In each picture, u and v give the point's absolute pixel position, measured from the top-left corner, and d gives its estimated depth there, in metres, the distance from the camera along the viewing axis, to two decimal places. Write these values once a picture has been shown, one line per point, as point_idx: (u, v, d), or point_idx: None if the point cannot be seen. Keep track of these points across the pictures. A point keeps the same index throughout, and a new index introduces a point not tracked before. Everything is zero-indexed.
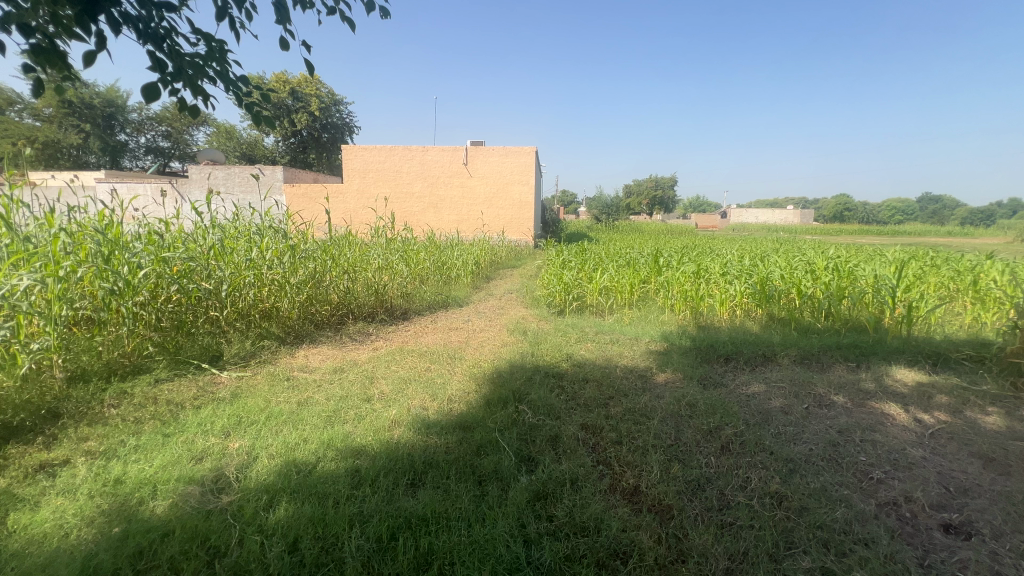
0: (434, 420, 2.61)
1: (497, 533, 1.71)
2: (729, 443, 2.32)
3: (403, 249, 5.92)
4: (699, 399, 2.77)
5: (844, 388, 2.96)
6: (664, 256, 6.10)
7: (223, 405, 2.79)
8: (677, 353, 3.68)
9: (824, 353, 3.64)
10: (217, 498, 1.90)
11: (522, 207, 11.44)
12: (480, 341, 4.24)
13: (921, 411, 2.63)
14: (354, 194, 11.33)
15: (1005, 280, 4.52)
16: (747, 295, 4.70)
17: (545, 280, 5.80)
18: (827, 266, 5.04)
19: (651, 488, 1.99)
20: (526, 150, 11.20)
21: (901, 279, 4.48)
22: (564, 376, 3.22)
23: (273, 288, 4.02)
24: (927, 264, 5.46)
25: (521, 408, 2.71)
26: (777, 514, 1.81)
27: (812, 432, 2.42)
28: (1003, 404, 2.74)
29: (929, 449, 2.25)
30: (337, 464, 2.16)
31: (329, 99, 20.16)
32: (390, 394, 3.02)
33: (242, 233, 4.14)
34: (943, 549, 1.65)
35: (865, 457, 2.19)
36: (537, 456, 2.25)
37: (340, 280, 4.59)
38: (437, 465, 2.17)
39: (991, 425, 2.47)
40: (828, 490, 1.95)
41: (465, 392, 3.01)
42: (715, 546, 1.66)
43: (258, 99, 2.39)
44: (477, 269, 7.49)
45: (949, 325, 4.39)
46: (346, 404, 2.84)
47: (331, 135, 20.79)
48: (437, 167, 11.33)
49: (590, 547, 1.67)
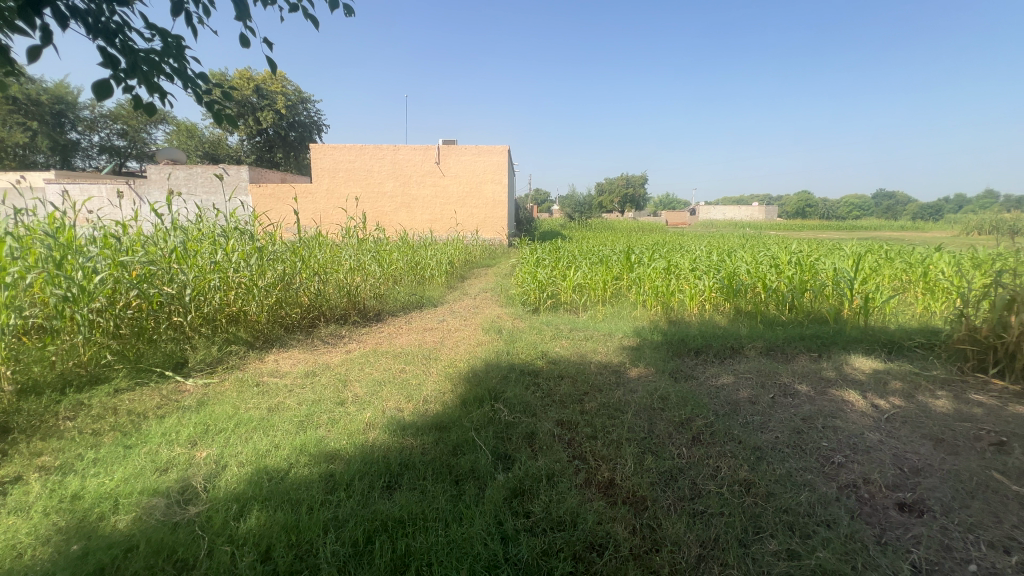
0: (410, 421, 2.59)
1: (473, 532, 1.71)
2: (699, 434, 2.39)
3: (375, 250, 5.85)
4: (671, 392, 2.84)
5: (807, 377, 3.09)
6: (635, 252, 6.20)
7: (188, 414, 2.69)
8: (649, 348, 3.75)
9: (789, 344, 3.79)
10: (184, 509, 1.83)
11: (495, 206, 11.45)
12: (455, 341, 4.22)
13: (877, 397, 2.77)
14: (324, 194, 11.10)
15: (952, 271, 4.80)
16: (715, 290, 4.84)
17: (520, 279, 5.82)
18: (790, 260, 5.24)
19: (626, 480, 2.03)
20: (498, 149, 11.21)
21: (858, 272, 4.70)
22: (539, 373, 3.24)
23: (240, 292, 3.90)
24: (882, 256, 5.73)
25: (497, 407, 2.72)
26: (746, 501, 1.87)
27: (777, 421, 2.51)
28: (952, 388, 2.91)
29: (885, 433, 2.37)
30: (311, 469, 2.12)
31: (296, 97, 19.69)
32: (364, 396, 2.98)
33: (206, 236, 4.00)
34: (898, 527, 1.74)
35: (827, 442, 2.29)
36: (513, 453, 2.26)
37: (312, 282, 4.49)
38: (414, 466, 2.15)
39: (941, 408, 2.62)
40: (793, 475, 2.03)
41: (440, 393, 2.99)
42: (687, 534, 1.71)
43: (219, 97, 2.32)
44: (451, 269, 7.45)
45: (902, 314, 4.63)
46: (319, 408, 2.79)
47: (298, 134, 20.30)
48: (409, 166, 11.20)
49: (567, 540, 1.69)
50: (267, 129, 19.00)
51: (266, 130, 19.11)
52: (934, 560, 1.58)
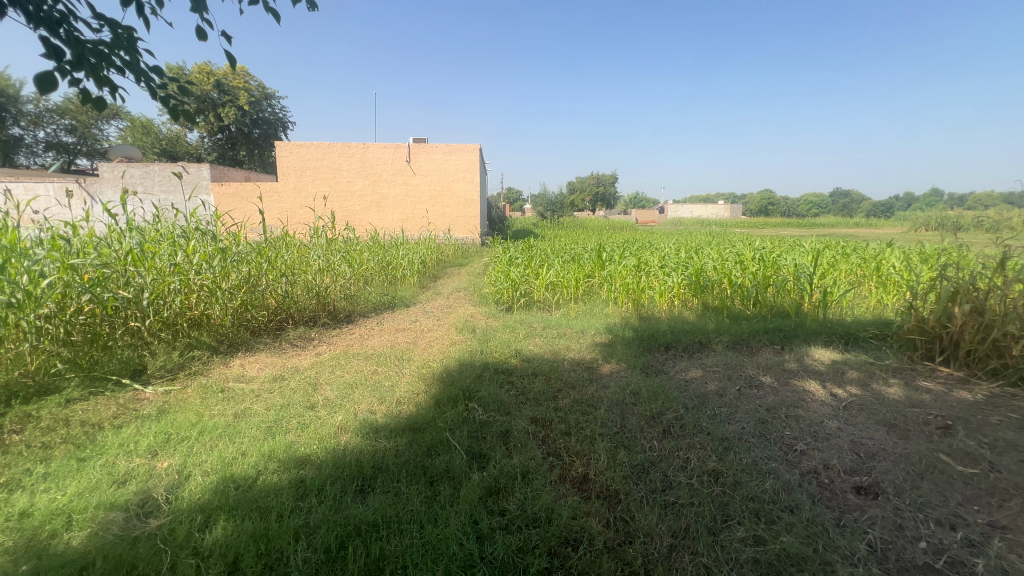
0: (382, 423, 2.55)
1: (449, 532, 1.71)
2: (670, 427, 2.45)
3: (345, 250, 5.73)
4: (642, 387, 2.90)
5: (771, 369, 3.21)
6: (606, 250, 6.29)
7: (148, 423, 2.58)
8: (621, 344, 3.82)
9: (754, 337, 3.92)
10: (145, 523, 1.75)
11: (468, 204, 11.40)
12: (428, 341, 4.18)
13: (835, 386, 2.91)
14: (291, 193, 10.82)
15: (902, 265, 5.07)
16: (683, 286, 4.97)
17: (493, 278, 5.81)
18: (754, 256, 5.43)
19: (599, 475, 2.06)
20: (470, 147, 11.17)
21: (817, 267, 4.91)
22: (513, 371, 3.25)
23: (203, 295, 3.75)
24: (839, 252, 5.99)
25: (471, 406, 2.72)
26: (714, 490, 1.93)
27: (743, 412, 2.60)
28: (903, 375, 3.08)
29: (843, 420, 2.48)
30: (281, 475, 2.07)
31: (260, 93, 19.09)
32: (335, 399, 2.92)
33: (164, 237, 3.84)
34: (855, 509, 1.83)
35: (790, 431, 2.38)
36: (487, 452, 2.26)
37: (279, 283, 4.37)
38: (387, 468, 2.13)
39: (893, 395, 2.77)
40: (758, 464, 2.10)
41: (414, 394, 2.96)
42: (659, 525, 1.75)
43: (175, 92, 2.23)
44: (423, 269, 7.39)
45: (857, 307, 4.86)
46: (287, 413, 2.72)
47: (263, 131, 19.67)
48: (379, 165, 11.02)
49: (542, 536, 1.71)
50: (229, 126, 18.34)
51: (228, 126, 18.44)
52: (888, 539, 1.67)
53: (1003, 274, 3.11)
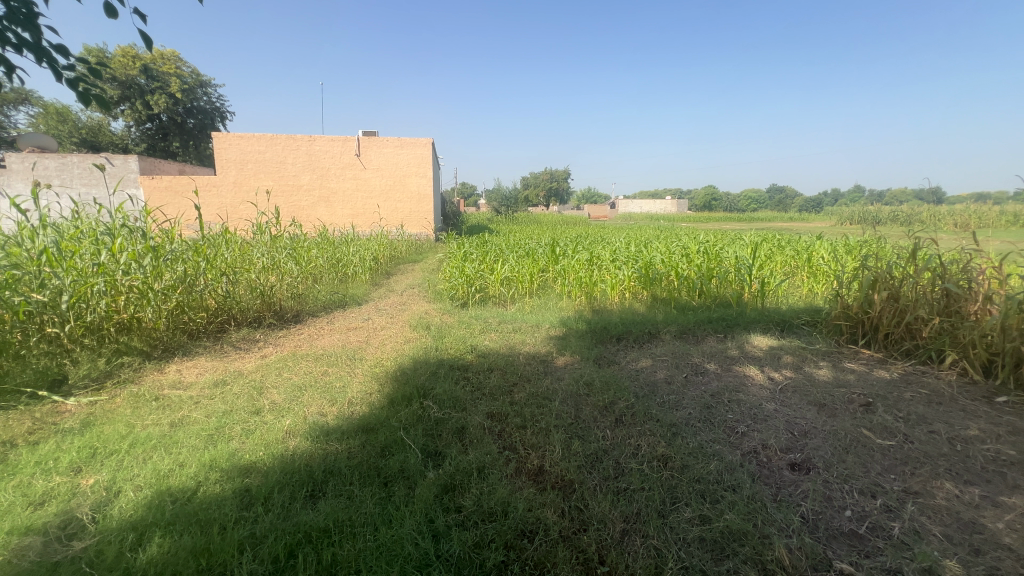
0: (334, 425, 2.47)
1: (403, 533, 1.68)
2: (622, 416, 2.52)
3: (291, 247, 5.49)
4: (595, 377, 2.97)
5: (715, 356, 3.37)
6: (560, 244, 6.37)
7: (70, 437, 2.37)
8: (574, 337, 3.89)
9: (699, 327, 4.11)
10: (68, 545, 1.61)
11: (420, 199, 11.20)
12: (381, 339, 4.08)
13: (772, 371, 3.10)
14: (230, 188, 10.24)
15: (830, 257, 5.46)
16: (634, 279, 5.12)
17: (447, 274, 5.75)
18: (698, 250, 5.67)
19: (554, 466, 2.10)
20: (422, 141, 10.96)
21: (756, 259, 5.20)
22: (469, 367, 3.24)
23: (132, 297, 3.47)
24: (775, 245, 6.37)
25: (426, 404, 2.68)
26: (663, 474, 2.01)
27: (690, 398, 2.71)
28: (831, 358, 3.33)
29: (779, 402, 2.65)
30: (223, 485, 1.96)
31: (194, 80, 17.87)
32: (283, 403, 2.80)
33: (85, 235, 3.53)
34: (790, 484, 1.97)
35: (732, 415, 2.52)
36: (443, 450, 2.24)
37: (219, 283, 4.12)
38: (339, 472, 2.07)
39: (822, 377, 2.99)
40: (704, 447, 2.21)
41: (366, 394, 2.88)
42: (612, 512, 1.80)
43: (86, 76, 2.05)
44: (376, 265, 7.20)
45: (792, 296, 5.19)
46: (230, 419, 2.57)
47: (198, 121, 18.44)
48: (326, 158, 10.60)
49: (498, 530, 1.72)
50: (159, 115, 17.06)
51: (158, 115, 17.14)
52: (819, 510, 1.81)
53: (914, 264, 3.38)
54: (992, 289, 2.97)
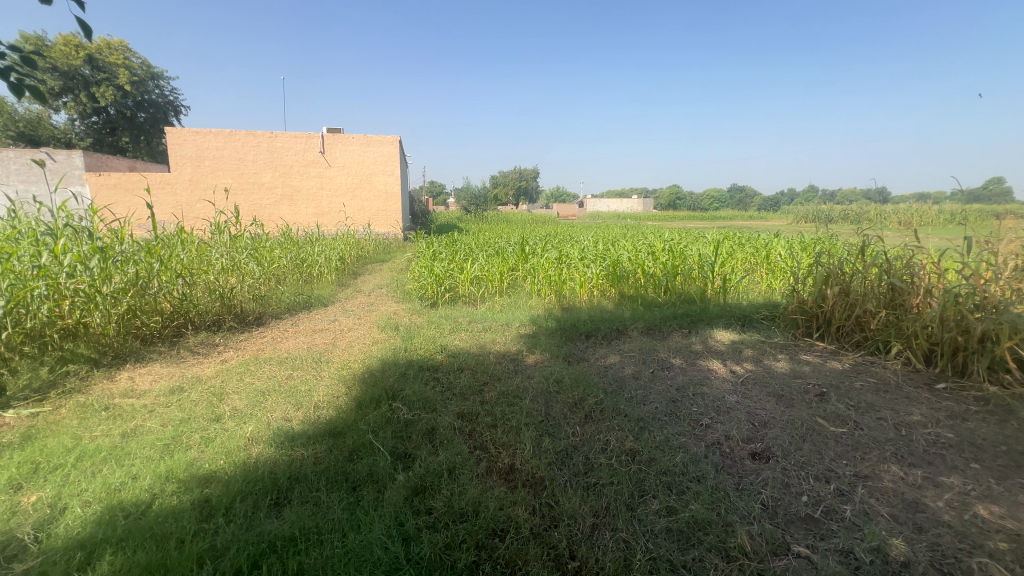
0: (299, 430, 2.40)
1: (373, 537, 1.65)
2: (591, 412, 2.56)
3: (253, 247, 5.30)
4: (565, 374, 3.00)
5: (680, 351, 3.46)
6: (529, 243, 6.40)
7: (9, 452, 2.21)
8: (544, 335, 3.91)
9: (665, 323, 4.22)
10: (7, 568, 1.51)
11: (388, 198, 11.01)
12: (348, 341, 3.99)
13: (734, 364, 3.21)
14: (186, 185, 9.79)
15: (787, 254, 5.70)
16: (602, 277, 5.20)
17: (416, 274, 5.69)
18: (664, 248, 5.81)
19: (525, 464, 2.11)
20: (388, 139, 10.78)
21: (718, 257, 5.37)
22: (439, 367, 3.21)
23: (78, 301, 3.27)
24: (736, 242, 6.59)
25: (395, 406, 2.64)
26: (631, 468, 2.06)
27: (656, 393, 2.78)
28: (788, 351, 3.48)
29: (740, 394, 2.75)
30: (181, 497, 1.87)
31: (145, 72, 16.97)
32: (245, 409, 2.70)
33: (24, 235, 3.31)
34: (751, 473, 2.04)
35: (696, 407, 2.59)
36: (413, 452, 2.22)
37: (175, 285, 3.93)
38: (305, 478, 2.01)
39: (780, 369, 3.12)
40: (670, 440, 2.27)
41: (333, 397, 2.81)
42: (582, 507, 1.83)
43: (20, 66, 1.89)
44: (342, 266, 7.04)
45: (752, 291, 5.39)
46: (187, 428, 2.46)
47: (149, 114, 17.52)
48: (289, 155, 10.28)
49: (469, 530, 1.71)
50: (106, 108, 16.10)
51: (105, 108, 16.18)
52: (777, 497, 1.89)
53: (863, 260, 3.60)
54: (931, 283, 3.17)
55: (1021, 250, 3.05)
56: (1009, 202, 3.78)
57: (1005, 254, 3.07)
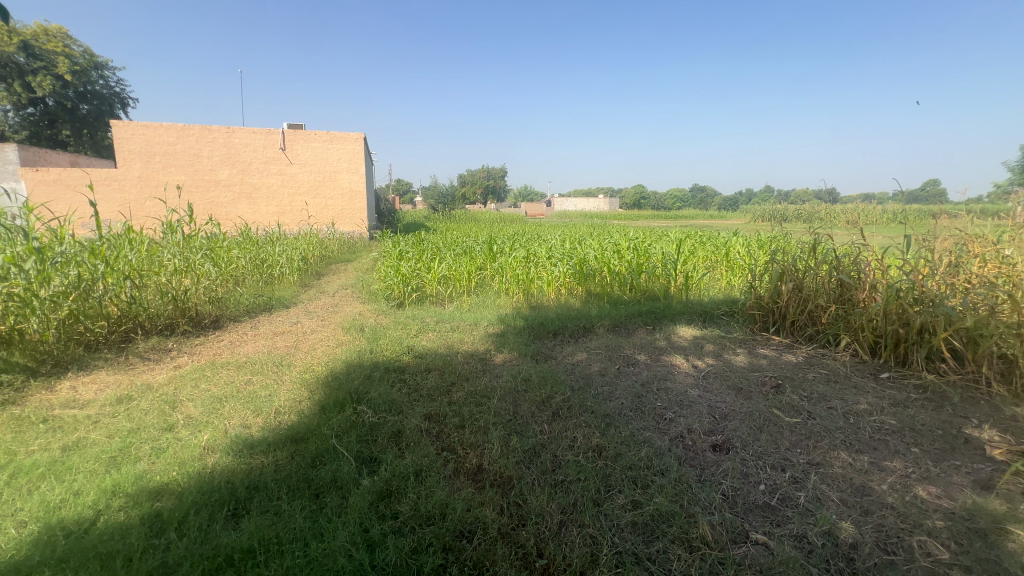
0: (259, 437, 2.31)
1: (336, 545, 1.61)
2: (558, 410, 2.58)
3: (208, 247, 5.06)
4: (533, 373, 3.02)
5: (645, 348, 3.54)
6: (497, 242, 6.40)
7: None
8: (513, 334, 3.91)
9: (631, 320, 4.30)
10: None
11: (352, 196, 10.77)
12: (311, 344, 3.88)
13: (696, 359, 3.31)
14: (134, 182, 9.26)
15: (745, 252, 5.92)
16: (569, 275, 5.26)
17: (382, 274, 5.58)
18: (629, 246, 5.92)
19: (493, 463, 2.10)
20: (352, 136, 10.55)
21: (680, 254, 5.52)
22: (406, 368, 3.16)
23: (12, 306, 3.04)
24: (697, 241, 6.80)
25: (360, 409, 2.58)
26: (598, 464, 2.08)
27: (622, 389, 2.83)
28: (746, 345, 3.61)
29: (702, 388, 2.84)
30: (129, 512, 1.77)
31: (88, 61, 15.94)
32: (200, 417, 2.58)
33: None
34: (712, 464, 2.11)
35: (660, 402, 2.65)
36: (379, 455, 2.18)
37: (122, 288, 3.70)
38: (265, 486, 1.94)
39: (739, 363, 3.23)
40: (635, 435, 2.31)
41: (295, 402, 2.72)
42: (549, 504, 1.84)
43: None
44: (305, 266, 6.83)
45: (712, 288, 5.58)
46: (136, 439, 2.33)
47: (93, 106, 16.48)
48: (247, 151, 9.88)
49: (436, 534, 1.69)
50: (43, 98, 15.02)
51: (43, 99, 15.11)
52: (737, 486, 1.95)
53: (814, 257, 3.77)
54: (876, 279, 3.35)
55: (955, 247, 3.25)
56: (944, 202, 4.04)
57: (940, 251, 3.28)
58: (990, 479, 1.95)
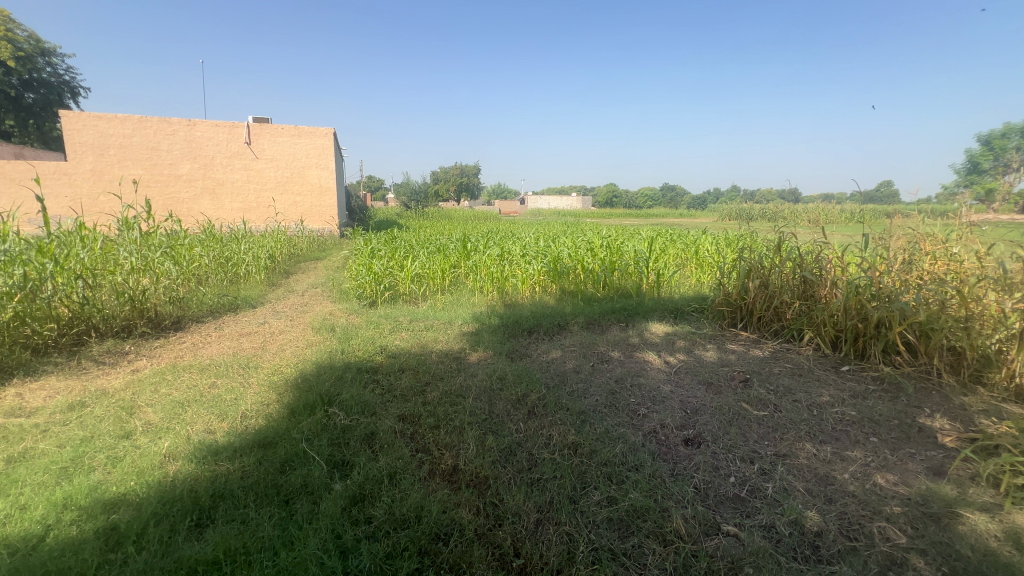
0: (224, 443, 2.22)
1: (307, 553, 1.56)
2: (534, 408, 2.58)
3: (169, 244, 4.84)
4: (508, 371, 3.01)
5: (619, 345, 3.58)
6: (471, 240, 6.34)
7: None
8: (487, 332, 3.89)
9: (604, 317, 4.35)
10: None
11: (321, 192, 10.51)
12: (280, 344, 3.76)
13: (668, 355, 3.37)
14: (87, 176, 8.77)
15: (714, 250, 6.07)
16: (543, 273, 5.27)
17: (354, 272, 5.46)
18: (602, 244, 5.98)
19: (468, 464, 2.08)
20: (322, 131, 10.30)
21: (652, 253, 5.61)
22: (379, 369, 3.10)
23: None
24: (668, 239, 6.93)
25: (331, 411, 2.51)
26: (574, 461, 2.09)
27: (596, 385, 2.86)
28: (716, 341, 3.70)
29: (674, 383, 2.89)
30: (82, 526, 1.67)
31: (33, 47, 14.99)
32: (160, 423, 2.46)
33: None
34: (685, 459, 2.15)
35: (634, 398, 2.69)
36: (351, 459, 2.13)
37: (74, 288, 3.51)
38: (231, 494, 1.87)
39: (709, 358, 3.31)
40: (610, 431, 2.33)
41: (263, 406, 2.63)
42: (526, 503, 1.84)
43: None
44: (272, 264, 6.62)
45: (683, 285, 5.69)
46: (89, 448, 2.20)
47: (39, 96, 15.53)
48: (209, 145, 9.49)
49: (411, 537, 1.66)
50: None
51: None
52: (708, 480, 2.00)
53: (779, 255, 3.90)
54: (836, 276, 3.49)
55: (908, 245, 3.40)
56: (897, 203, 4.25)
57: (895, 249, 3.44)
58: (942, 465, 2.06)
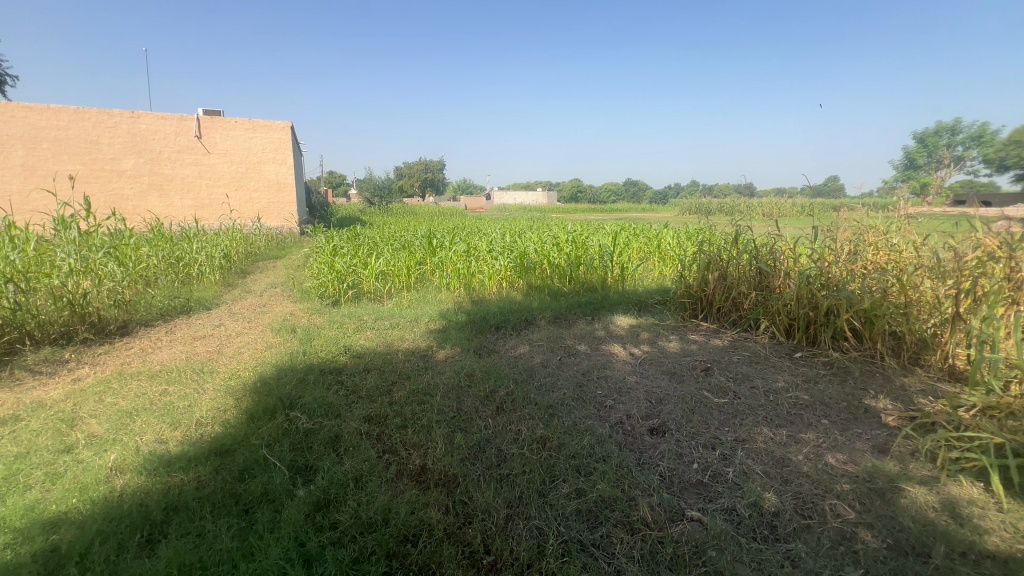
0: (178, 452, 2.11)
1: (269, 564, 1.50)
2: (502, 404, 2.58)
3: (112, 244, 4.54)
4: (476, 367, 2.99)
5: (585, 338, 3.62)
6: (437, 236, 6.25)
7: None
8: (454, 329, 3.86)
9: (571, 311, 4.39)
10: None
11: (278, 188, 10.14)
12: (237, 347, 3.60)
13: (632, 346, 3.44)
14: (17, 171, 8.12)
15: (675, 243, 6.22)
16: (510, 269, 5.27)
17: (315, 271, 5.30)
18: (567, 238, 6.03)
19: (436, 463, 2.06)
20: (278, 125, 9.99)
21: (616, 247, 5.70)
22: (343, 370, 3.02)
23: None
24: (631, 233, 7.05)
25: (293, 415, 2.43)
26: (543, 455, 2.10)
27: (564, 379, 2.88)
28: (678, 331, 3.81)
29: (639, 374, 2.95)
30: (17, 550, 1.55)
31: None
32: (105, 435, 2.31)
33: None
34: (650, 448, 2.20)
35: (601, 390, 2.73)
36: (315, 463, 2.06)
37: (3, 291, 3.24)
38: (186, 507, 1.77)
39: (672, 348, 3.40)
40: (578, 424, 2.36)
41: (220, 412, 2.52)
42: (495, 500, 1.83)
43: None
44: (228, 263, 6.33)
45: (646, 278, 5.81)
46: (24, 465, 2.04)
47: None
48: (155, 138, 8.96)
49: (379, 541, 1.63)
50: None
51: None
52: (673, 467, 2.05)
53: (736, 247, 4.04)
54: (789, 267, 3.65)
55: (853, 237, 3.59)
56: (842, 197, 4.48)
57: (843, 240, 3.62)
58: (886, 443, 2.20)
